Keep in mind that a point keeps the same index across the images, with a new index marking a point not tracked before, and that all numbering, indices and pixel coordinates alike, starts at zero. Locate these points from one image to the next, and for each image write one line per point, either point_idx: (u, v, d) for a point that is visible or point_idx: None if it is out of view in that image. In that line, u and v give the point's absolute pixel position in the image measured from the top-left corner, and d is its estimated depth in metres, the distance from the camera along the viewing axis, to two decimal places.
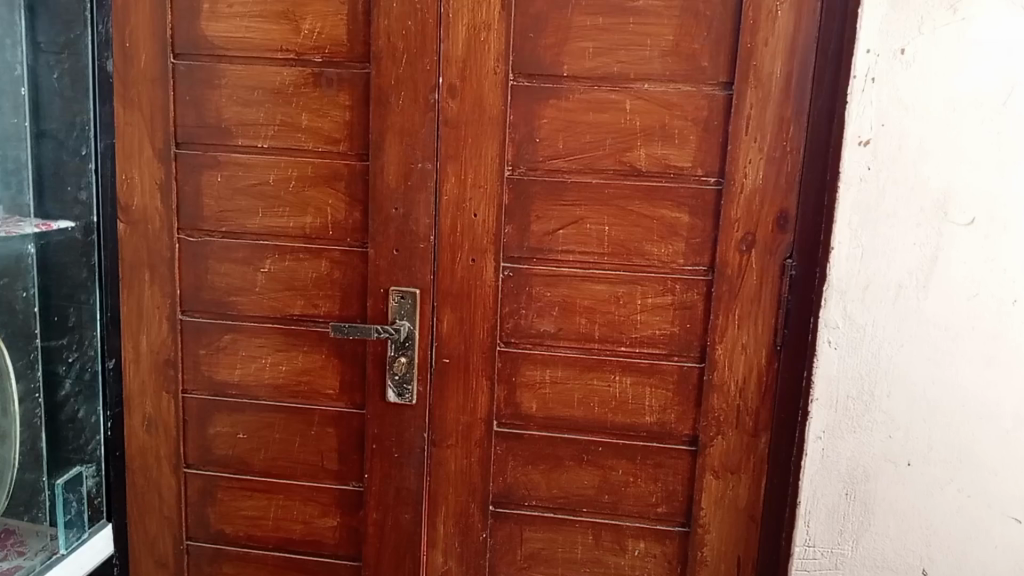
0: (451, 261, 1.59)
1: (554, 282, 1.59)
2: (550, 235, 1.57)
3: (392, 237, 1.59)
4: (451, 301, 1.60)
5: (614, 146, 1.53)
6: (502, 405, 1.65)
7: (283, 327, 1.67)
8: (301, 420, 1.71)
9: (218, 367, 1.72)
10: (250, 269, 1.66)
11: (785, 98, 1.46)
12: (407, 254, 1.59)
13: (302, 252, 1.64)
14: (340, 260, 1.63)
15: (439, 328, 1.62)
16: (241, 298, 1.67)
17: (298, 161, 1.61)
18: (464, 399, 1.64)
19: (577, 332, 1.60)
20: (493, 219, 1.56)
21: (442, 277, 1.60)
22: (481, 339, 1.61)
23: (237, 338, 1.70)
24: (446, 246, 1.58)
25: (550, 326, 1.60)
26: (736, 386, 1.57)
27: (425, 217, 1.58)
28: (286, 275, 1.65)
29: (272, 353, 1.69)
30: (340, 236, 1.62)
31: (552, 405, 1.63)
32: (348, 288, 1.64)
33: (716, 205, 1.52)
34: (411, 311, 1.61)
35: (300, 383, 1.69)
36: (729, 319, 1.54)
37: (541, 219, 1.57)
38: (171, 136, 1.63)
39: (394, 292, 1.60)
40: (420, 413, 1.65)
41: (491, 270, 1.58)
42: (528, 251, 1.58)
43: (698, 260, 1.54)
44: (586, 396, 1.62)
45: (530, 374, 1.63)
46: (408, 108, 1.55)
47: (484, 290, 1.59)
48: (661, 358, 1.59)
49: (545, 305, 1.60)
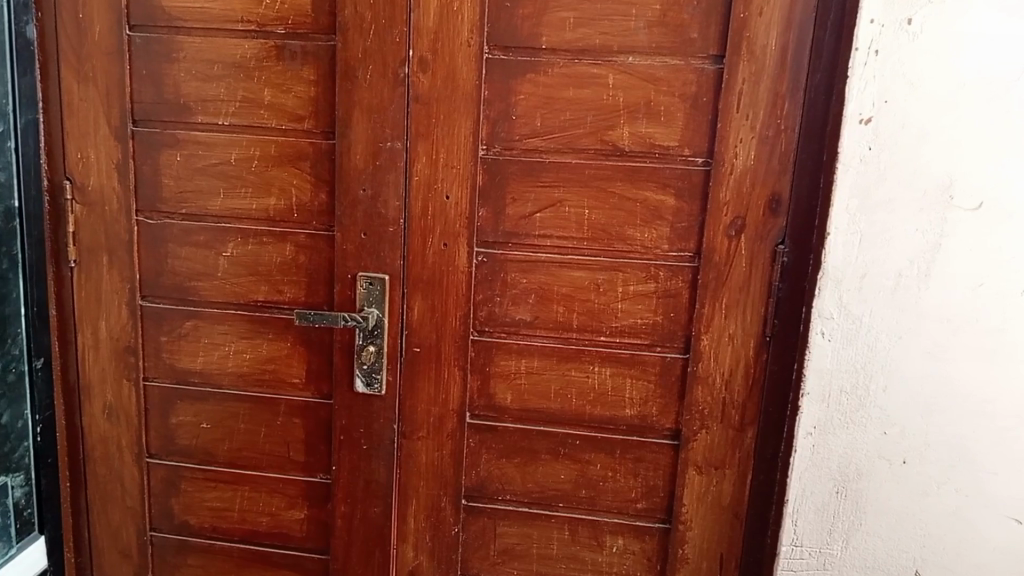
0: (421, 246, 1.50)
1: (530, 268, 1.50)
2: (526, 219, 1.48)
3: (360, 220, 1.51)
4: (422, 288, 1.52)
5: (595, 125, 1.44)
6: (476, 396, 1.57)
7: (246, 314, 1.59)
8: (267, 411, 1.63)
9: (180, 355, 1.64)
10: (212, 253, 1.58)
11: (779, 73, 1.37)
12: (375, 238, 1.51)
13: (266, 236, 1.55)
14: (305, 243, 1.55)
15: (409, 315, 1.54)
16: (203, 283, 1.59)
17: (261, 139, 1.52)
18: (436, 390, 1.56)
19: (555, 321, 1.52)
20: (466, 201, 1.48)
21: (412, 262, 1.51)
22: (454, 327, 1.53)
23: (199, 325, 1.62)
24: (416, 229, 1.50)
25: (526, 314, 1.52)
26: (722, 378, 1.49)
27: (395, 199, 1.49)
28: (250, 259, 1.57)
29: (237, 341, 1.61)
30: (305, 219, 1.54)
31: (528, 397, 1.55)
32: (315, 273, 1.56)
33: (704, 188, 1.44)
34: (380, 298, 1.53)
35: (265, 372, 1.61)
36: (715, 308, 1.46)
37: (517, 201, 1.48)
38: (128, 113, 1.53)
39: (362, 278, 1.52)
40: (390, 404, 1.58)
41: (464, 254, 1.50)
42: (503, 235, 1.50)
43: (682, 246, 1.46)
44: (564, 388, 1.54)
45: (506, 364, 1.55)
46: (376, 83, 1.45)
47: (457, 276, 1.51)
48: (643, 348, 1.51)
49: (521, 293, 1.52)
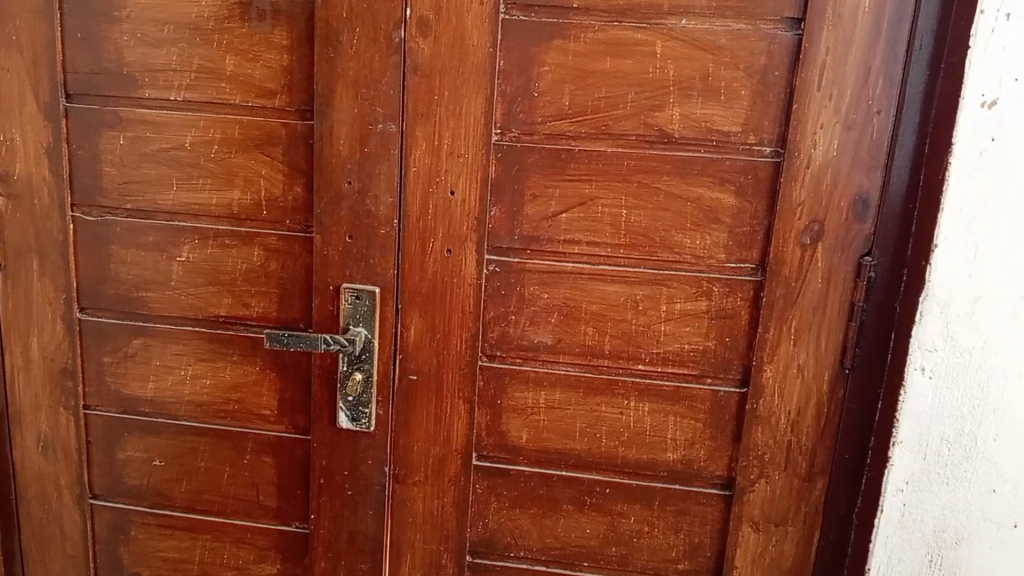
0: (420, 252, 1.23)
1: (552, 281, 1.22)
2: (549, 221, 1.20)
3: (344, 220, 1.22)
4: (421, 304, 1.25)
5: (637, 104, 1.15)
6: (484, 435, 1.29)
7: (206, 332, 1.31)
8: (232, 447, 1.36)
9: (128, 379, 1.36)
10: (163, 258, 1.29)
11: (873, 42, 1.09)
12: (363, 243, 1.23)
13: (228, 237, 1.27)
14: (277, 247, 1.26)
15: (404, 336, 1.26)
16: (153, 294, 1.31)
17: (223, 119, 1.23)
18: (436, 426, 1.29)
19: (582, 345, 1.24)
20: (475, 198, 1.20)
21: (409, 272, 1.24)
22: (459, 351, 1.26)
23: (150, 344, 1.34)
24: (414, 232, 1.22)
25: (546, 337, 1.25)
26: (787, 419, 1.22)
27: (386, 194, 1.21)
28: (210, 265, 1.29)
29: (195, 364, 1.33)
30: (276, 217, 1.25)
31: (548, 437, 1.28)
32: (288, 283, 1.27)
33: (772, 184, 1.15)
34: (369, 314, 1.25)
35: (230, 402, 1.34)
36: (783, 333, 1.19)
37: (538, 199, 1.20)
38: (59, 85, 1.24)
39: (346, 290, 1.25)
40: (380, 442, 1.30)
41: (472, 263, 1.22)
42: (520, 240, 1.22)
43: (743, 255, 1.18)
44: (591, 426, 1.26)
45: (521, 397, 1.27)
46: (364, 49, 1.16)
47: (463, 289, 1.23)
48: (689, 380, 1.23)
49: (541, 311, 1.24)
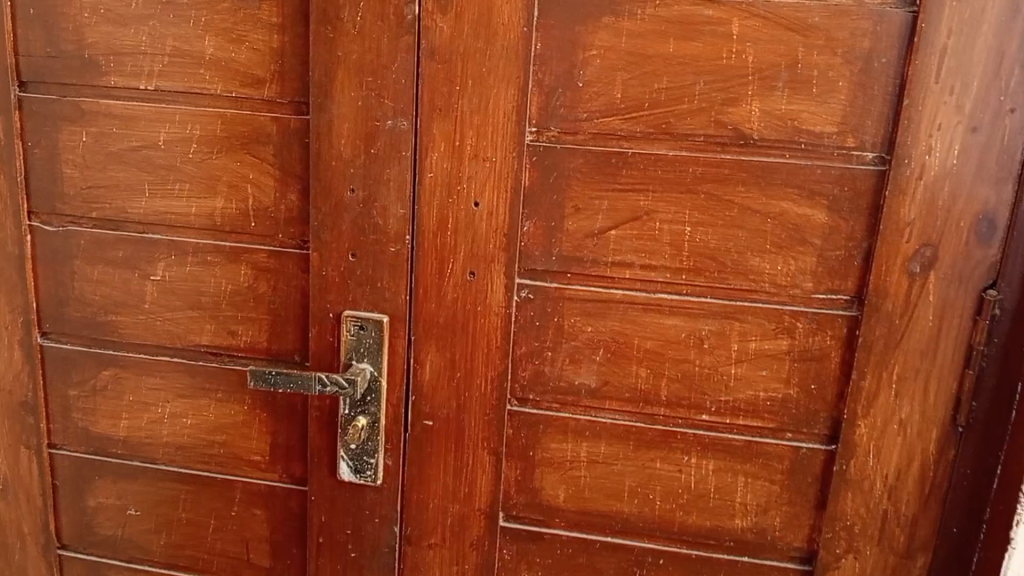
0: (437, 275, 1.01)
1: (597, 312, 1.01)
2: (594, 240, 0.98)
3: (346, 235, 1.01)
4: (438, 336, 1.04)
5: (706, 97, 0.93)
6: (514, 491, 1.09)
7: (185, 364, 1.11)
8: (218, 497, 1.16)
9: (97, 416, 1.16)
10: (134, 277, 1.09)
11: (1010, 21, 0.85)
12: (370, 263, 1.02)
13: (210, 254, 1.06)
14: (267, 266, 1.05)
15: (418, 374, 1.05)
16: (124, 318, 1.11)
17: (201, 113, 1.02)
18: (455, 481, 1.08)
19: (632, 389, 1.03)
20: (504, 212, 0.98)
21: (424, 299, 1.02)
22: (484, 393, 1.05)
23: (121, 376, 1.13)
24: (430, 251, 1.01)
25: (589, 378, 1.03)
26: (883, 484, 1.00)
27: (397, 205, 1.00)
28: (188, 287, 1.08)
29: (174, 401, 1.13)
30: (266, 230, 1.04)
31: (590, 496, 1.07)
32: (281, 309, 1.07)
33: (873, 199, 0.93)
34: (375, 347, 1.04)
35: (216, 445, 1.14)
36: (882, 381, 0.97)
37: (581, 212, 0.98)
38: (10, 71, 1.04)
39: (348, 318, 1.04)
40: (390, 498, 1.10)
41: (501, 289, 1.01)
42: (558, 262, 1.00)
43: (836, 285, 0.96)
44: (643, 485, 1.05)
45: (558, 449, 1.06)
46: (371, 29, 0.95)
47: (488, 320, 1.02)
48: (763, 434, 1.02)
49: (583, 347, 1.02)
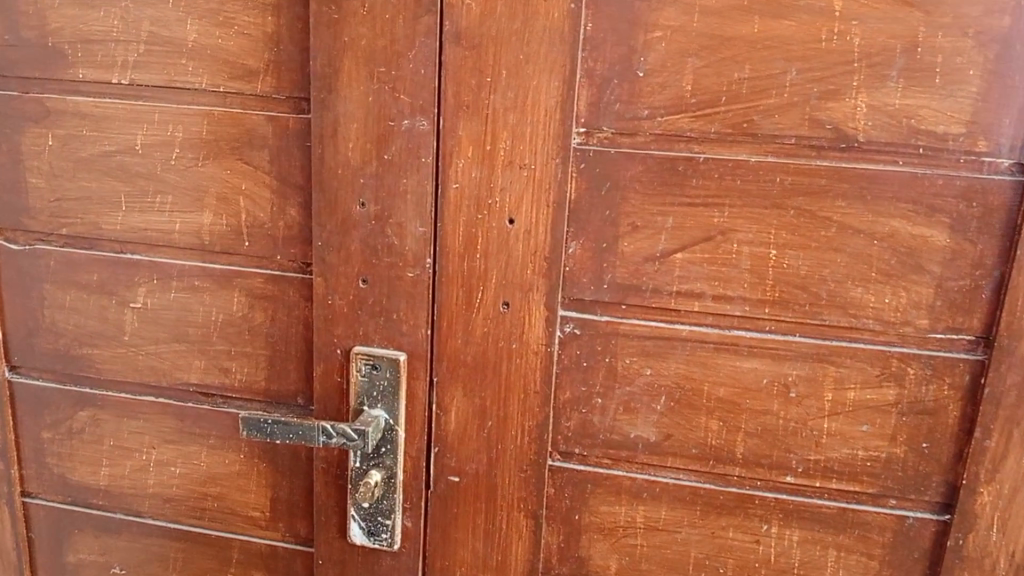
0: (464, 306, 0.84)
1: (658, 353, 0.83)
2: (655, 266, 0.81)
3: (355, 258, 0.85)
4: (465, 378, 0.87)
5: (799, 90, 0.75)
6: (556, 560, 0.92)
7: (172, 405, 0.95)
8: (211, 557, 1.00)
9: (74, 462, 1.00)
10: (112, 304, 0.93)
11: None
12: (384, 291, 0.85)
13: (198, 278, 0.90)
14: (263, 293, 0.89)
15: (442, 422, 0.89)
16: (101, 352, 0.95)
17: (184, 112, 0.86)
18: (486, 548, 0.92)
19: (699, 445, 0.86)
20: (545, 231, 0.81)
21: (448, 334, 0.85)
22: (521, 447, 0.88)
23: (99, 418, 0.97)
24: (456, 278, 0.83)
25: (648, 431, 0.86)
26: (1009, 562, 0.82)
27: (416, 222, 0.82)
28: (173, 316, 0.92)
29: (160, 447, 0.97)
30: (261, 251, 0.88)
31: (647, 568, 0.91)
32: (280, 343, 0.90)
33: (1008, 217, 0.74)
34: (391, 391, 0.88)
35: (208, 498, 0.98)
36: (1012, 440, 0.79)
37: (639, 231, 0.80)
38: None
39: (358, 356, 0.87)
40: (409, 564, 0.94)
41: (541, 323, 0.84)
42: (610, 292, 0.82)
43: (957, 322, 0.78)
44: (711, 557, 0.89)
45: (610, 512, 0.90)
46: (383, 9, 0.78)
47: (525, 360, 0.85)
48: (862, 501, 0.85)
49: (640, 393, 0.85)
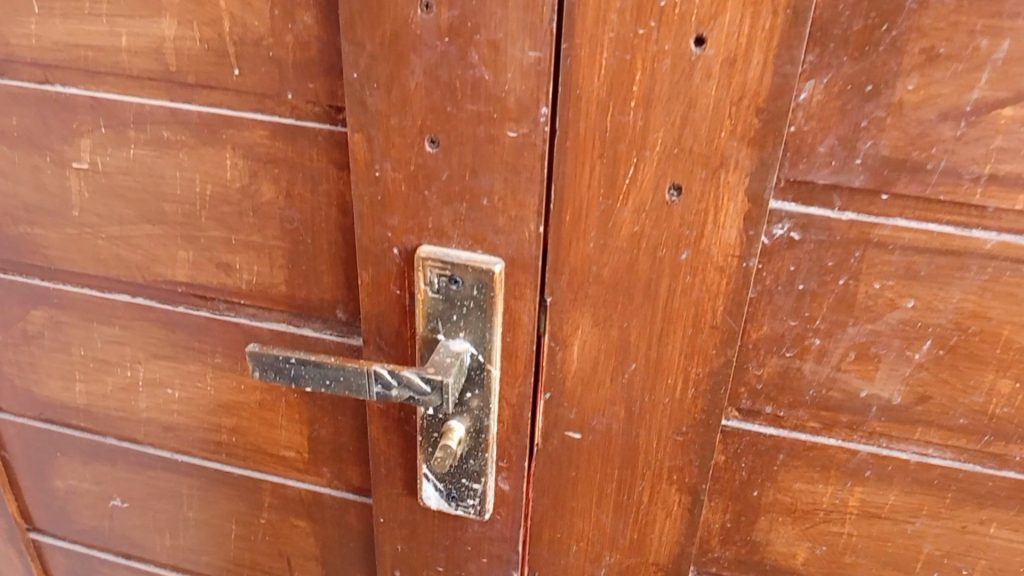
0: (603, 191, 0.50)
1: (931, 275, 0.50)
2: (955, 130, 0.45)
3: (416, 105, 0.50)
4: (598, 301, 0.54)
5: None
6: (716, 540, 0.64)
7: (155, 310, 0.66)
8: (237, 499, 0.74)
9: (36, 373, 0.73)
10: (45, 164, 0.62)
11: None
12: (465, 163, 0.51)
13: (166, 129, 0.58)
14: (272, 154, 0.57)
15: (559, 361, 0.57)
16: (45, 230, 0.65)
17: None
18: (617, 524, 0.62)
19: (971, 413, 0.54)
20: (761, 61, 0.44)
21: (574, 234, 0.52)
22: (682, 402, 0.56)
23: (60, 320, 0.69)
24: (591, 144, 0.48)
25: (891, 389, 0.54)
26: None
27: (524, 44, 0.46)
28: (140, 186, 0.61)
29: (147, 363, 0.69)
30: (260, 87, 0.55)
31: (854, 562, 0.62)
32: (305, 232, 0.59)
33: None
34: (480, 314, 0.55)
35: (224, 432, 0.71)
36: None
37: (937, 65, 0.44)
38: None
39: (427, 262, 0.54)
40: (497, 536, 0.65)
41: (732, 223, 0.49)
42: (865, 175, 0.48)
43: None
44: (957, 557, 0.60)
45: (808, 491, 0.60)
46: None
47: (700, 279, 0.51)
48: None
49: (888, 335, 0.52)
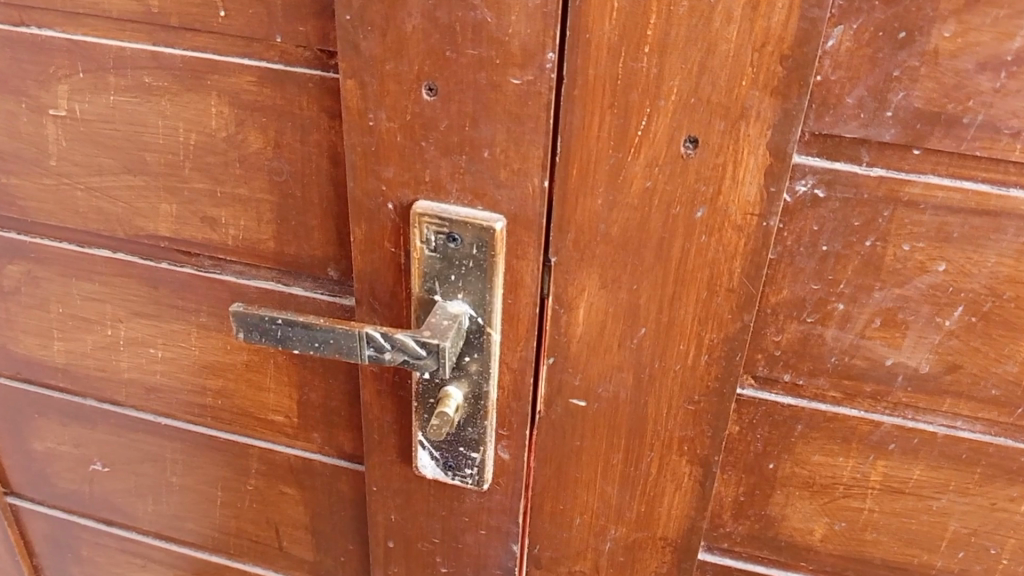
0: (613, 143, 0.46)
1: (965, 237, 0.46)
2: (994, 82, 0.42)
3: (412, 49, 0.46)
4: (606, 262, 0.50)
5: None
6: (728, 514, 0.61)
7: (137, 266, 0.62)
8: (227, 464, 0.72)
9: (17, 331, 0.70)
10: (21, 111, 0.59)
11: None
12: (464, 112, 0.47)
13: (148, 74, 0.54)
14: (259, 102, 0.53)
15: (565, 326, 0.53)
16: (22, 180, 0.62)
17: None
18: (625, 497, 0.60)
19: (1003, 384, 0.51)
20: (787, 3, 0.40)
21: (581, 190, 0.48)
22: (693, 369, 0.53)
23: (38, 276, 0.66)
24: (600, 91, 0.45)
25: (919, 357, 0.51)
26: None
27: None
28: (119, 134, 0.57)
29: (130, 321, 0.66)
30: (247, 29, 0.51)
31: (875, 539, 0.59)
32: (294, 185, 0.55)
33: None
34: (480, 274, 0.51)
35: (211, 395, 0.68)
36: None
37: (976, 11, 0.40)
38: None
39: (423, 218, 0.51)
40: (498, 507, 0.62)
41: (752, 178, 0.45)
42: (896, 129, 0.44)
43: None
44: (982, 535, 0.57)
45: (827, 465, 0.57)
46: None
47: (716, 239, 0.48)
48: None
49: (917, 301, 0.49)
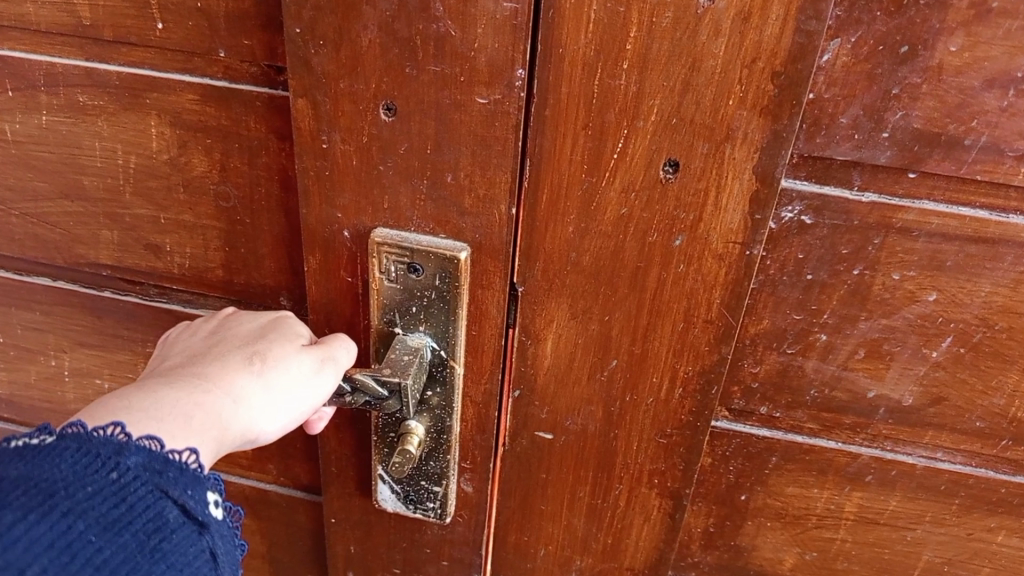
0: (586, 165, 0.43)
1: (959, 265, 0.44)
2: (1000, 100, 0.39)
3: (369, 65, 0.42)
4: (576, 292, 0.47)
5: None
6: (696, 545, 0.58)
7: (78, 295, 0.58)
8: None
9: None
10: None
11: None
12: (426, 132, 0.43)
13: (82, 92, 0.50)
14: (203, 122, 0.49)
15: (532, 357, 0.50)
16: None
17: None
18: (590, 529, 0.56)
19: (990, 416, 0.48)
20: (780, 15, 0.37)
21: (550, 213, 0.45)
22: (670, 403, 0.50)
23: None
24: (573, 111, 0.41)
25: (903, 389, 0.48)
26: None
27: None
28: (52, 157, 0.53)
29: (71, 353, 0.61)
30: (188, 44, 0.47)
31: (846, 568, 0.56)
32: (243, 212, 0.51)
33: None
34: (443, 306, 0.48)
35: None
36: None
37: (987, 22, 0.37)
38: None
39: (382, 247, 0.47)
40: (457, 542, 0.59)
41: (732, 200, 0.42)
42: (892, 151, 0.41)
43: None
44: (957, 565, 0.54)
45: (801, 496, 0.54)
46: None
47: (693, 267, 0.44)
48: None
49: (902, 332, 0.46)
